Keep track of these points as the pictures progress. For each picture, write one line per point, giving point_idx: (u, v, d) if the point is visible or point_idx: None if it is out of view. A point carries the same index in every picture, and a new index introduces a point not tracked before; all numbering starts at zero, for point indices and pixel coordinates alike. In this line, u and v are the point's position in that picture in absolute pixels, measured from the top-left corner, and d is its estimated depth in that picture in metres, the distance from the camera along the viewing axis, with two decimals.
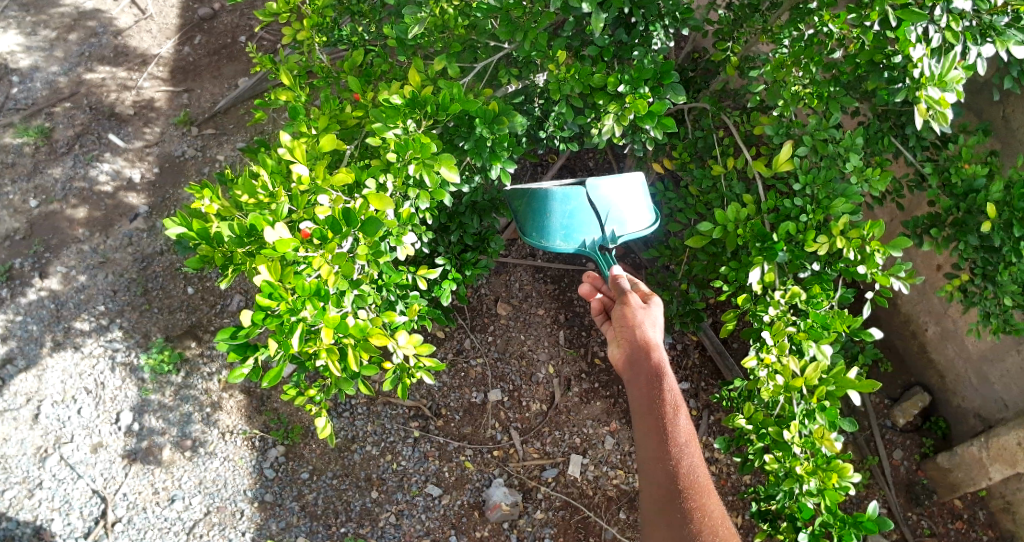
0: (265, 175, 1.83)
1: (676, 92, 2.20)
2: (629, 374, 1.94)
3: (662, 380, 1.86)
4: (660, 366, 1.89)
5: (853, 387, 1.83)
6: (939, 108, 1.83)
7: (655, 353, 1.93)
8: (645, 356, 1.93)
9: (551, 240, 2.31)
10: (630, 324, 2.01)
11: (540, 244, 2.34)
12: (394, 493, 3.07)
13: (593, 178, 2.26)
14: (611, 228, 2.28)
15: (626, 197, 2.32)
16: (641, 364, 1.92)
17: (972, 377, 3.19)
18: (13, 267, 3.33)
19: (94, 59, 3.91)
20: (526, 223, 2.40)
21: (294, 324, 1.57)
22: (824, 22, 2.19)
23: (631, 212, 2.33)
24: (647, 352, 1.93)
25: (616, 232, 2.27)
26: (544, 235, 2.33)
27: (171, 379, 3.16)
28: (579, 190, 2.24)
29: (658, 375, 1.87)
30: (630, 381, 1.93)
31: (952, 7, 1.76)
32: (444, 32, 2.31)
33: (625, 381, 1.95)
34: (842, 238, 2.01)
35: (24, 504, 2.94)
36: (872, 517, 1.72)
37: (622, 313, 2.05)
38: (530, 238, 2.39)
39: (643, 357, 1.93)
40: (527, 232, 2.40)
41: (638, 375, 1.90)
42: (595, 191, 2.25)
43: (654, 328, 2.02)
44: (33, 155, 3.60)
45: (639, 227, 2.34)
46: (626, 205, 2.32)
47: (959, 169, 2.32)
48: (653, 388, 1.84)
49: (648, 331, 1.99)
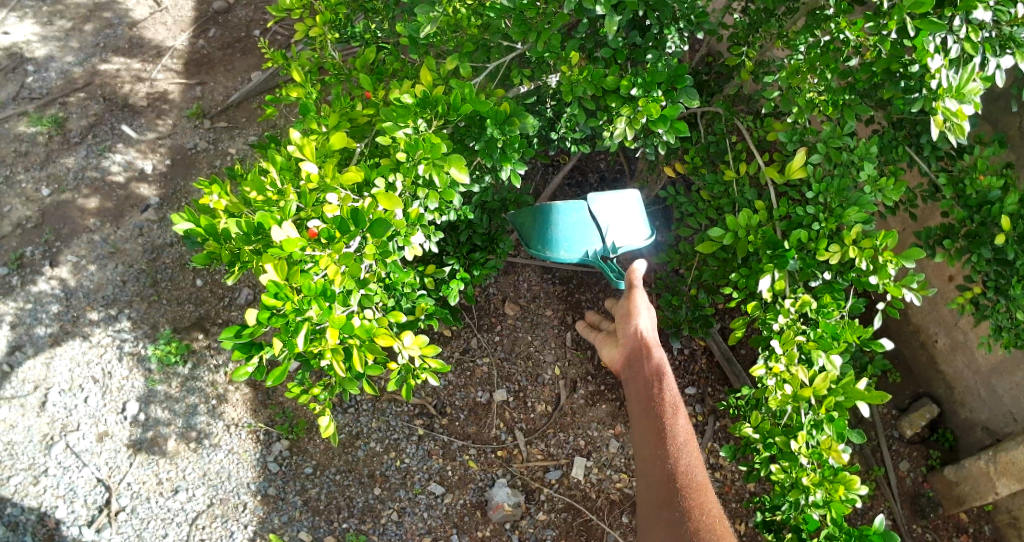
0: (273, 172, 1.86)
1: (690, 96, 2.16)
2: (631, 377, 1.99)
3: (661, 379, 1.90)
4: (658, 366, 1.94)
5: (862, 398, 1.81)
6: (956, 120, 1.80)
7: (655, 354, 1.98)
8: (645, 356, 1.98)
9: (554, 251, 2.32)
10: (629, 323, 2.09)
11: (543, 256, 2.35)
12: (397, 490, 3.07)
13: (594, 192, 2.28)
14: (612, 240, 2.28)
15: (626, 212, 2.32)
16: (641, 364, 1.97)
17: (981, 391, 3.16)
18: (23, 255, 3.35)
19: (108, 50, 3.93)
20: (531, 236, 2.42)
21: (299, 324, 1.56)
22: (840, 29, 2.09)
23: (633, 226, 2.33)
24: (648, 352, 1.99)
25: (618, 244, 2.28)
26: (546, 247, 2.34)
27: (178, 370, 3.18)
28: (579, 203, 2.27)
29: (657, 374, 1.92)
30: (631, 383, 1.98)
31: (971, 16, 1.75)
32: (457, 32, 2.30)
33: (626, 383, 2.00)
34: (854, 248, 1.99)
35: (30, 491, 2.96)
36: (879, 530, 1.68)
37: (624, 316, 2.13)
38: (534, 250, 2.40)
39: (643, 358, 1.99)
40: (531, 245, 2.41)
41: (638, 375, 1.96)
42: (595, 204, 2.26)
43: (653, 329, 2.08)
44: (46, 144, 3.62)
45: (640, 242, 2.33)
46: (627, 219, 2.32)
47: (973, 180, 2.27)
48: (652, 388, 1.88)
49: (648, 333, 2.05)
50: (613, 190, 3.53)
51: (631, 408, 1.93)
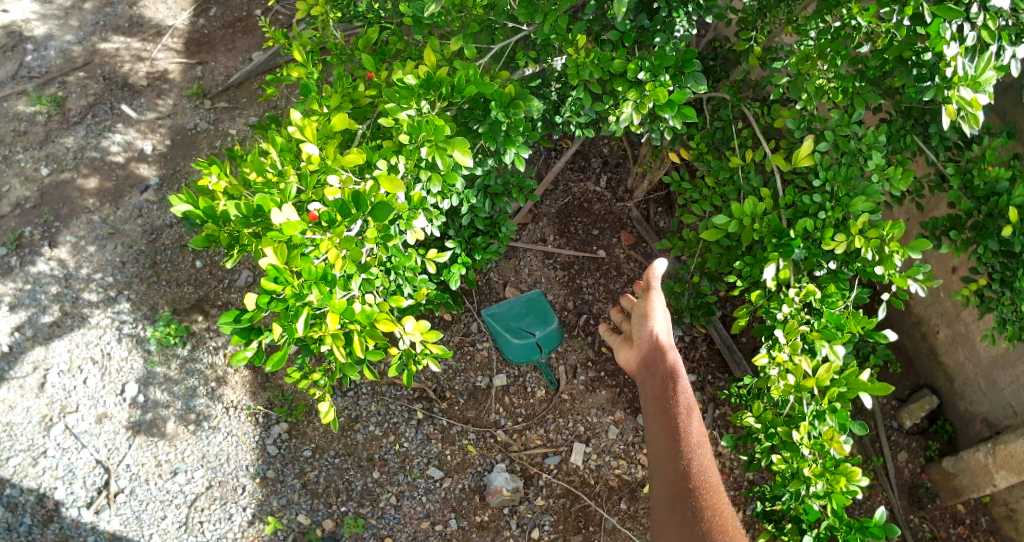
0: (274, 153, 1.84)
1: (697, 81, 2.15)
2: (645, 378, 2.00)
3: (676, 381, 1.89)
4: (673, 367, 1.94)
5: (866, 389, 1.79)
6: (970, 109, 1.77)
7: (671, 356, 1.98)
8: (660, 358, 1.99)
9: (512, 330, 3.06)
10: (645, 327, 2.13)
11: (503, 326, 3.06)
12: (395, 474, 3.07)
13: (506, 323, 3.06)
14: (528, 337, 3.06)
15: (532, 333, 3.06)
16: (656, 366, 1.98)
17: (981, 383, 3.15)
18: (22, 236, 3.33)
19: (108, 28, 3.89)
20: (500, 317, 3.07)
21: (299, 309, 1.53)
22: (852, 14, 2.06)
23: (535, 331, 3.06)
24: (665, 353, 2.00)
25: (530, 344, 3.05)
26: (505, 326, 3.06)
27: (178, 352, 3.18)
28: (498, 322, 3.04)
29: (671, 376, 1.92)
30: (645, 385, 1.98)
31: (989, 4, 1.70)
32: (461, 12, 2.25)
33: (640, 385, 2.01)
34: (860, 238, 1.96)
35: (28, 472, 2.96)
36: (880, 522, 1.68)
37: (641, 319, 2.17)
38: (500, 322, 3.07)
39: (658, 359, 2.00)
40: (499, 318, 3.07)
41: (653, 378, 1.96)
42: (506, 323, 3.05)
43: (668, 334, 2.11)
44: (45, 123, 3.59)
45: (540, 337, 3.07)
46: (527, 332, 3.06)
47: (981, 171, 2.25)
48: (667, 390, 1.88)
49: (662, 336, 2.08)
50: (615, 175, 3.57)
51: (646, 410, 1.93)
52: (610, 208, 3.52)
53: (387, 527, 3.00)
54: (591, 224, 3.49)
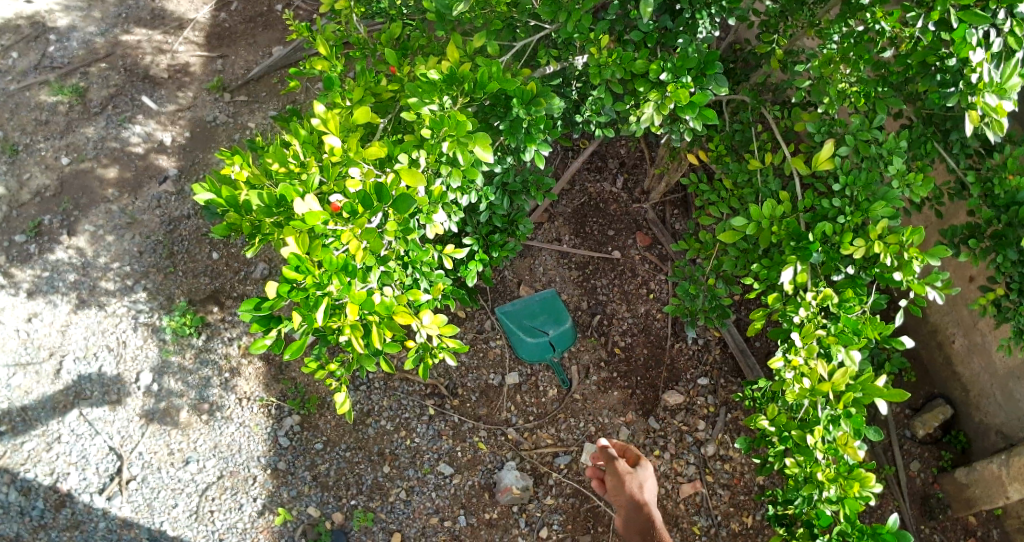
0: (297, 145, 1.86)
1: (719, 82, 2.11)
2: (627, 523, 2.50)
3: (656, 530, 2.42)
4: (652, 525, 2.43)
5: (881, 395, 1.76)
6: (995, 116, 1.72)
7: (649, 511, 2.45)
8: (640, 513, 2.46)
9: (524, 331, 3.07)
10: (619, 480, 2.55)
11: (515, 328, 3.07)
12: (406, 469, 3.08)
13: (514, 323, 3.07)
14: (542, 336, 3.06)
15: (546, 332, 3.07)
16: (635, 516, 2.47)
17: (997, 394, 3.12)
18: (42, 223, 3.37)
19: (131, 21, 3.94)
20: (511, 321, 3.08)
21: (319, 298, 1.56)
22: (876, 19, 2.03)
23: (549, 329, 3.08)
24: (641, 512, 2.44)
25: (546, 342, 3.07)
26: (517, 327, 3.08)
27: (193, 342, 3.21)
28: (508, 324, 3.06)
29: (650, 532, 2.42)
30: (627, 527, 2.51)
31: (1016, 10, 1.70)
32: (485, 9, 2.23)
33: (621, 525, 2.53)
34: (879, 243, 1.94)
35: (42, 457, 3.00)
36: (893, 529, 1.67)
37: (618, 484, 2.52)
38: (512, 325, 3.08)
39: (637, 512, 2.47)
40: (509, 322, 3.08)
41: (636, 531, 2.47)
42: (516, 323, 3.07)
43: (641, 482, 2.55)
44: (67, 113, 3.63)
45: (556, 334, 3.08)
46: (541, 332, 3.07)
47: (1002, 179, 2.21)
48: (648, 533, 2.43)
49: (640, 495, 2.49)
50: (632, 177, 3.56)
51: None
52: (626, 209, 3.51)
53: (396, 522, 3.01)
54: (606, 225, 3.48)
